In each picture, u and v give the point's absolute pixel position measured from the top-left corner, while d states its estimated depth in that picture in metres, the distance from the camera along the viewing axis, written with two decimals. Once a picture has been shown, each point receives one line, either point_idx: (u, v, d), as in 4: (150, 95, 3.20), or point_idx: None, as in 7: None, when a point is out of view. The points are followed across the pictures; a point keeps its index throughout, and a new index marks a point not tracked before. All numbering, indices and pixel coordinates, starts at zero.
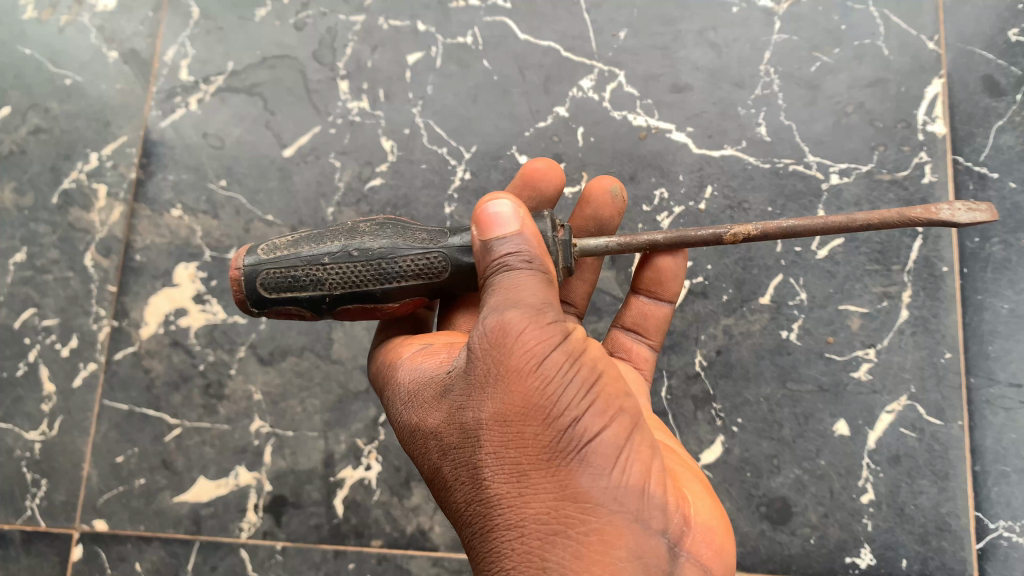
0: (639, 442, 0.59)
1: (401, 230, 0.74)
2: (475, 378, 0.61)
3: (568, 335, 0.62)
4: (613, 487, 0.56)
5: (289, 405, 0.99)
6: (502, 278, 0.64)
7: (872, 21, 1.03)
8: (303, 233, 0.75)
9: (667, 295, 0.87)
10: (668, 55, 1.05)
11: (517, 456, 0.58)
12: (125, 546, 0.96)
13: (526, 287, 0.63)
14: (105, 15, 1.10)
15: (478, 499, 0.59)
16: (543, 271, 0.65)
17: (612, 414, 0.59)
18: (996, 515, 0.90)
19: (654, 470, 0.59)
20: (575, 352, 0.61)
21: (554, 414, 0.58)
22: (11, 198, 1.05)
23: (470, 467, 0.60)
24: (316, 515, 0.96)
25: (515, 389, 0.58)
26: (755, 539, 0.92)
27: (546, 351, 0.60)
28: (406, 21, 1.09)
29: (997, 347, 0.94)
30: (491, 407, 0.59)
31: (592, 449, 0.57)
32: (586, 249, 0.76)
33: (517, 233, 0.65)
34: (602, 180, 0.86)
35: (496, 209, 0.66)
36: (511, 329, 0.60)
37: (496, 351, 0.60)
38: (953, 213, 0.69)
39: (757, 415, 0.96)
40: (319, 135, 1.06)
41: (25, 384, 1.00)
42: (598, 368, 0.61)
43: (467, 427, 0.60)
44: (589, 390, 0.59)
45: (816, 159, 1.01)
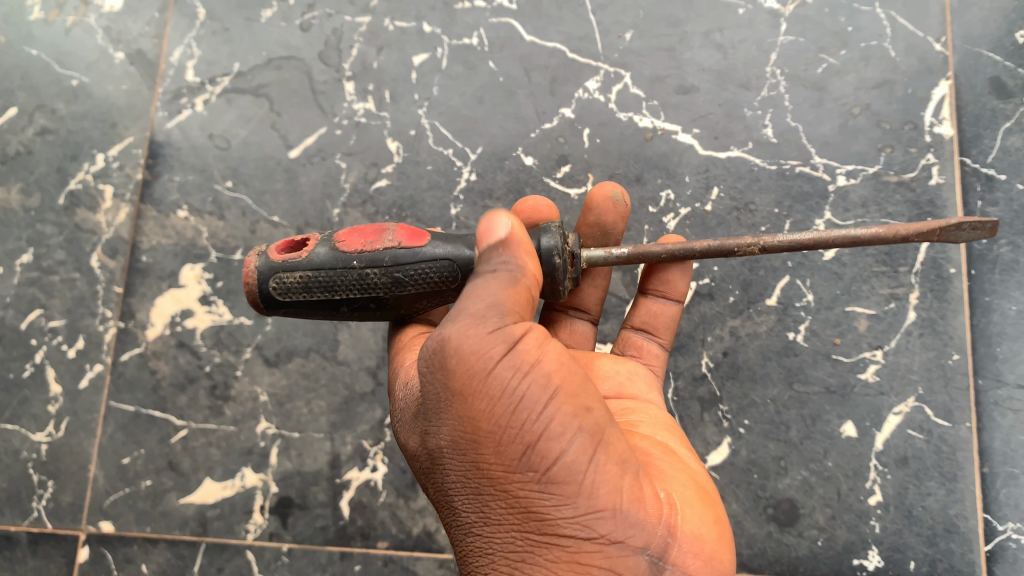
0: (605, 459, 0.57)
1: (412, 275, 0.70)
2: (433, 405, 0.61)
3: (517, 347, 0.59)
4: (579, 514, 0.56)
5: (296, 407, 0.98)
6: (473, 287, 0.64)
7: (878, 23, 1.03)
8: (308, 266, 0.70)
9: (677, 294, 0.87)
10: (674, 56, 1.05)
11: (482, 485, 0.59)
12: (131, 548, 0.96)
13: (481, 301, 0.61)
14: (111, 16, 1.10)
15: (457, 524, 0.62)
16: (513, 277, 0.64)
17: (571, 435, 0.56)
18: (1005, 517, 0.90)
19: (626, 485, 0.57)
20: (524, 367, 0.58)
21: (508, 442, 0.57)
22: (18, 199, 1.05)
23: (445, 493, 0.62)
24: (323, 517, 0.96)
25: (469, 421, 0.58)
26: (762, 541, 0.92)
27: (494, 373, 0.58)
28: (412, 22, 1.08)
29: (1005, 348, 0.94)
30: (449, 438, 0.60)
31: (551, 477, 0.56)
32: (591, 261, 0.76)
33: (506, 249, 0.65)
34: (603, 187, 0.86)
35: (494, 221, 0.66)
36: (459, 358, 0.59)
37: (446, 378, 0.59)
38: (956, 233, 0.72)
39: (764, 417, 0.96)
40: (325, 135, 1.06)
41: (31, 385, 1.00)
42: (553, 382, 0.58)
43: (434, 455, 0.62)
44: (542, 411, 0.57)
45: (823, 160, 1.01)
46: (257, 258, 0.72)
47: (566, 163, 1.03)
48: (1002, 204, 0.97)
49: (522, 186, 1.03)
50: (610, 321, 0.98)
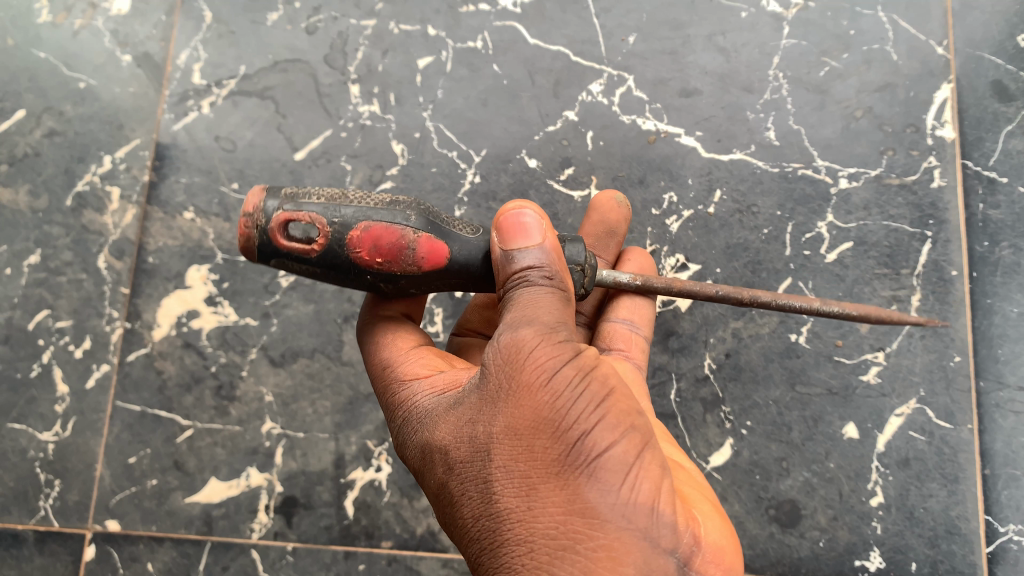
0: (650, 458, 0.60)
1: (420, 286, 0.70)
2: (488, 392, 0.62)
3: (581, 351, 0.64)
4: (622, 502, 0.56)
5: (300, 407, 0.99)
6: (523, 292, 0.66)
7: (881, 26, 1.04)
8: (313, 266, 0.67)
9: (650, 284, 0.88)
10: (677, 59, 1.06)
11: (527, 470, 0.58)
12: (137, 547, 0.97)
13: (544, 306, 0.65)
14: (118, 19, 1.11)
15: (488, 514, 0.59)
16: (563, 290, 0.68)
17: (624, 429, 0.60)
18: (1006, 518, 0.91)
19: (663, 488, 0.59)
20: (585, 368, 0.62)
21: (566, 427, 0.59)
22: (26, 201, 1.06)
23: (479, 481, 0.60)
24: (327, 516, 0.96)
25: (526, 404, 0.60)
26: (764, 542, 0.93)
27: (559, 367, 0.61)
28: (417, 25, 1.09)
29: (1007, 350, 0.94)
30: (502, 421, 0.60)
31: (602, 463, 0.57)
32: (602, 282, 0.78)
33: (539, 247, 0.67)
34: (606, 192, 0.92)
35: (524, 218, 0.67)
36: (526, 347, 0.62)
37: (512, 368, 0.61)
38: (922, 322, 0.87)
39: (766, 418, 0.96)
40: (330, 138, 1.07)
41: (39, 385, 1.01)
42: (610, 384, 0.62)
43: (477, 441, 0.61)
44: (599, 404, 0.60)
45: (825, 163, 1.01)
46: (258, 238, 0.65)
47: (570, 166, 1.04)
48: (1004, 207, 0.97)
49: (526, 188, 1.03)
50: None
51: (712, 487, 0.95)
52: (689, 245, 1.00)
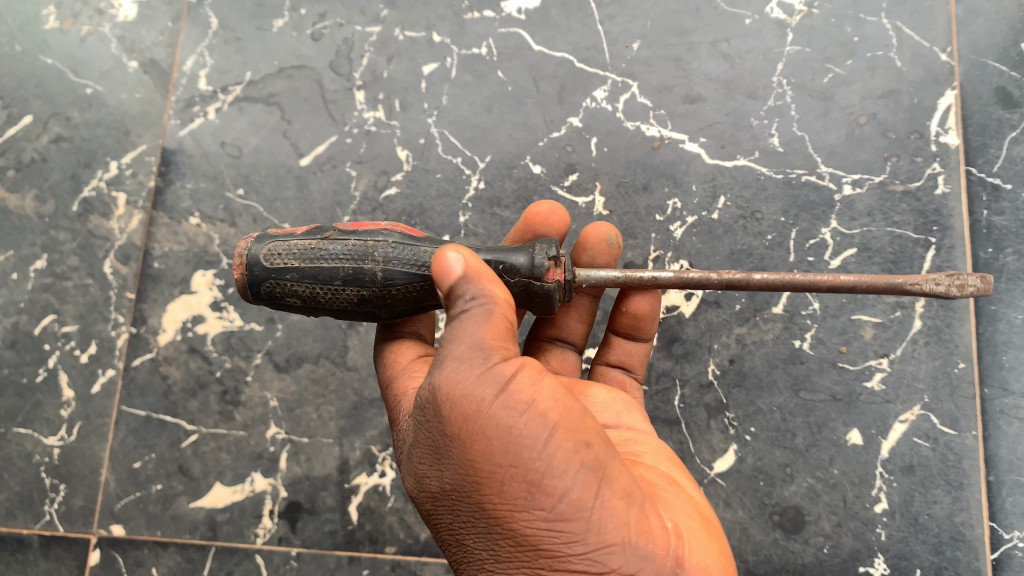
0: (610, 494, 0.59)
1: None
2: (433, 448, 0.63)
3: (511, 387, 0.61)
4: (589, 549, 0.57)
5: (305, 412, 0.99)
6: (457, 327, 0.65)
7: (885, 33, 1.04)
8: None
9: (646, 333, 0.90)
10: (681, 66, 1.06)
11: (488, 525, 0.60)
12: (142, 551, 0.97)
13: (471, 340, 0.63)
14: (125, 25, 1.11)
15: (468, 563, 0.62)
16: (486, 305, 0.65)
17: (574, 473, 0.58)
18: (1011, 525, 0.90)
19: (632, 519, 0.59)
20: (522, 406, 0.60)
21: (513, 481, 0.58)
22: (32, 206, 1.07)
23: (453, 533, 0.63)
24: (331, 522, 0.96)
25: (472, 463, 0.60)
26: (768, 548, 0.93)
27: (492, 414, 0.59)
28: (422, 32, 1.10)
29: (1012, 357, 0.94)
30: (453, 479, 0.61)
31: (559, 513, 0.58)
32: (586, 281, 0.78)
33: (462, 277, 0.66)
34: (598, 228, 0.88)
35: (444, 257, 0.67)
36: (458, 400, 0.61)
37: (446, 423, 0.61)
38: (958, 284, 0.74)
39: (770, 424, 0.96)
40: (335, 144, 1.07)
41: (45, 390, 1.01)
42: (553, 420, 0.60)
43: (437, 497, 0.63)
44: (542, 450, 0.59)
45: (829, 170, 1.01)
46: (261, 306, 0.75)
47: (574, 172, 1.04)
48: (1009, 214, 0.97)
49: (530, 195, 1.04)
50: None
51: (716, 494, 0.95)
52: (693, 251, 1.00)
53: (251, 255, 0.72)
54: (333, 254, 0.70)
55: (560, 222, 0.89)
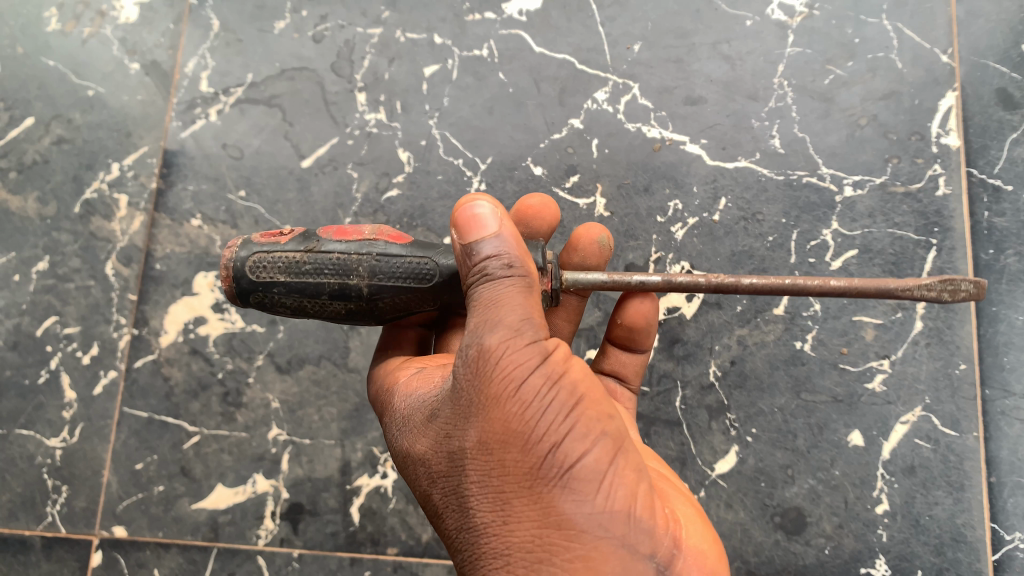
0: (624, 464, 0.60)
1: None
2: (458, 405, 0.62)
3: (547, 353, 0.62)
4: (598, 513, 0.56)
5: (307, 413, 0.99)
6: (486, 290, 0.64)
7: (886, 35, 1.04)
8: None
9: (642, 346, 0.89)
10: (682, 67, 1.06)
11: (500, 485, 0.58)
12: (144, 552, 0.97)
13: (505, 302, 0.63)
14: (127, 27, 1.12)
15: (466, 527, 0.60)
16: (523, 274, 0.65)
17: (596, 437, 0.59)
18: (1012, 526, 0.90)
19: (640, 492, 0.59)
20: (552, 371, 0.61)
21: (537, 439, 0.58)
22: (34, 208, 1.07)
23: (457, 494, 0.61)
24: (333, 523, 0.97)
25: (495, 417, 0.59)
26: (769, 549, 0.93)
27: (524, 373, 0.60)
28: (423, 34, 1.10)
29: (1013, 358, 0.94)
30: (474, 435, 0.60)
31: (576, 474, 0.57)
32: (575, 284, 0.77)
33: (496, 236, 0.65)
34: (590, 229, 0.88)
35: (477, 210, 0.66)
36: (488, 354, 0.60)
37: (476, 377, 0.61)
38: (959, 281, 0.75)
39: (771, 425, 0.96)
40: (337, 145, 1.07)
41: (47, 391, 1.02)
42: (579, 389, 0.61)
43: (453, 455, 0.61)
44: (569, 413, 0.59)
45: (830, 171, 1.02)
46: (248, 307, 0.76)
47: (575, 174, 1.04)
48: (1010, 215, 0.97)
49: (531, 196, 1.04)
50: None
51: (718, 495, 0.95)
52: (694, 253, 1.00)
53: (236, 268, 0.71)
54: (318, 269, 0.71)
55: (553, 217, 0.89)
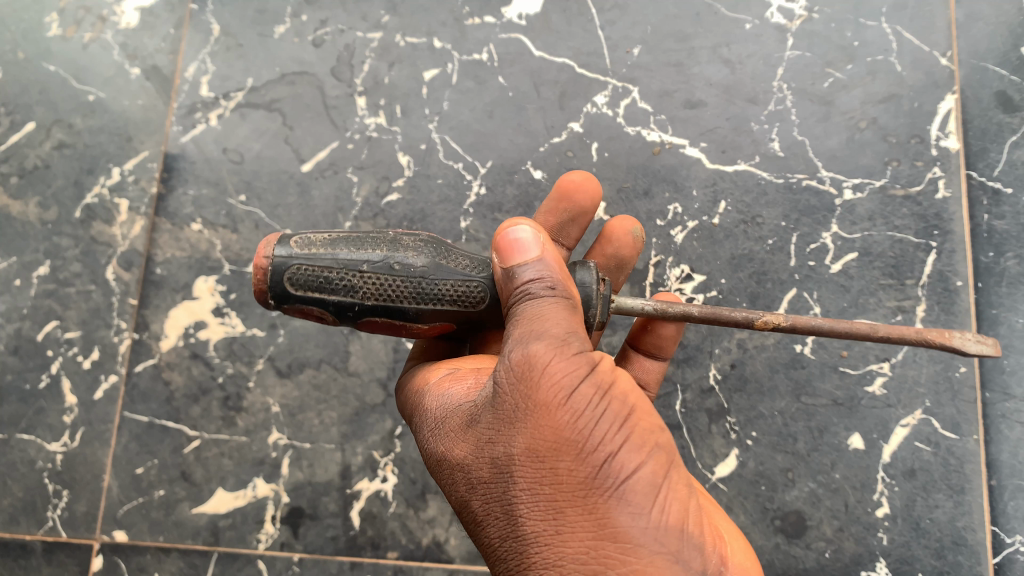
0: (676, 478, 0.61)
1: (445, 250, 0.73)
2: (505, 413, 0.62)
3: (597, 368, 0.63)
4: (652, 526, 0.57)
5: (307, 418, 0.99)
6: (528, 306, 0.66)
7: (885, 38, 1.04)
8: (341, 232, 0.73)
9: (666, 355, 0.91)
10: (682, 71, 1.06)
11: (552, 494, 0.58)
12: (145, 557, 0.97)
13: (553, 317, 0.65)
14: (128, 32, 1.12)
15: (514, 536, 0.59)
16: (569, 297, 0.67)
17: (649, 450, 0.60)
18: (1013, 529, 0.90)
19: (691, 507, 0.60)
20: (603, 383, 0.62)
21: (590, 450, 0.59)
22: (36, 213, 1.07)
23: (504, 502, 0.60)
24: (333, 527, 0.97)
25: (547, 425, 0.59)
26: (769, 553, 0.93)
27: (577, 386, 0.61)
28: (423, 38, 1.10)
29: (1013, 360, 0.94)
30: (524, 442, 0.60)
31: (631, 485, 0.58)
32: (623, 308, 0.77)
33: (538, 260, 0.68)
34: (624, 222, 0.92)
35: (521, 234, 0.69)
36: (538, 363, 0.61)
37: (527, 386, 0.61)
38: (964, 340, 0.74)
39: (771, 429, 0.96)
40: (337, 150, 1.08)
41: (47, 396, 1.02)
42: (630, 402, 0.63)
43: (499, 461, 0.61)
44: (622, 426, 0.60)
45: (829, 174, 1.02)
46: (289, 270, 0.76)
47: None
48: (1009, 217, 0.97)
49: (531, 200, 1.04)
50: (618, 333, 1.00)
51: (718, 498, 0.95)
52: (694, 256, 1.00)
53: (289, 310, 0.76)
54: None
55: (595, 192, 0.91)
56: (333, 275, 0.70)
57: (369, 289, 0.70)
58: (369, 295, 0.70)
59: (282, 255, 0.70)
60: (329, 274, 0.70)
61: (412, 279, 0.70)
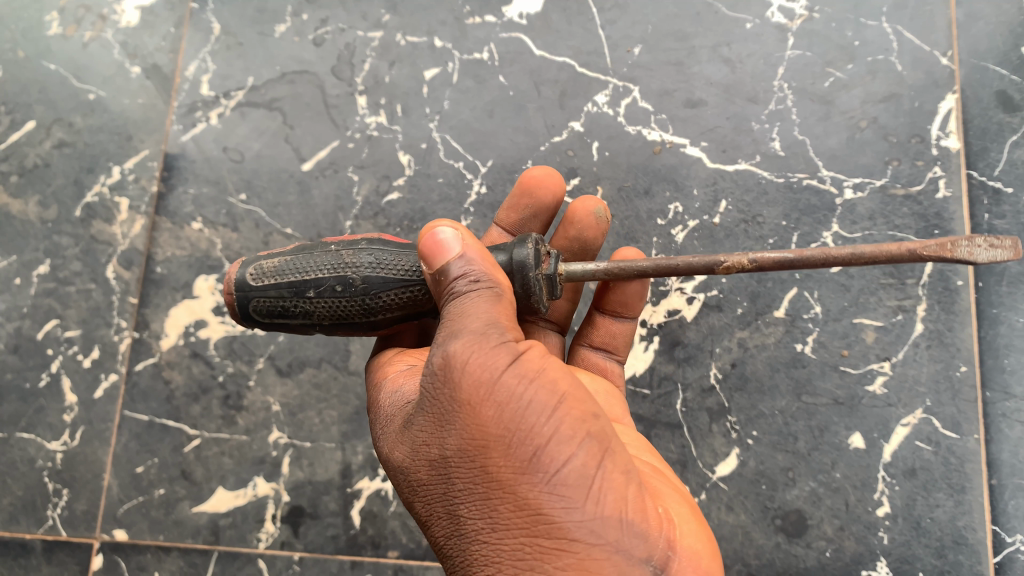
0: (612, 466, 0.59)
1: (383, 258, 0.72)
2: (437, 414, 0.62)
3: (521, 358, 0.62)
4: (587, 518, 0.56)
5: (307, 417, 0.99)
6: (455, 306, 0.65)
7: (886, 37, 1.04)
8: (287, 254, 0.74)
9: (633, 314, 0.91)
10: (682, 70, 1.06)
11: (485, 492, 0.59)
12: (145, 556, 0.97)
13: (477, 313, 0.64)
14: (128, 31, 1.12)
15: (455, 535, 0.60)
16: (492, 287, 0.66)
17: (581, 440, 0.59)
18: (1013, 528, 0.90)
19: (630, 494, 0.59)
20: (531, 374, 0.61)
21: (518, 444, 0.58)
22: (36, 211, 1.07)
23: (443, 503, 0.61)
24: (333, 526, 0.96)
25: (475, 424, 0.59)
26: (769, 552, 0.93)
27: (503, 380, 0.60)
28: (423, 37, 1.10)
29: (1014, 360, 0.94)
30: (455, 443, 0.60)
31: (562, 478, 0.57)
32: (572, 275, 0.75)
33: (461, 256, 0.66)
34: (586, 203, 0.89)
35: (440, 234, 0.67)
36: (465, 362, 0.61)
37: (455, 387, 0.61)
38: (971, 250, 0.63)
39: (771, 428, 0.96)
40: (338, 149, 1.08)
41: (47, 394, 1.02)
42: (562, 391, 0.62)
43: (435, 462, 0.61)
44: (551, 415, 0.59)
45: (830, 174, 1.02)
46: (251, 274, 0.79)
47: (575, 176, 1.04)
48: (1010, 217, 0.97)
49: None
50: None
51: (719, 497, 0.95)
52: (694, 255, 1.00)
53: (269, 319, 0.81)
54: None
55: (557, 187, 0.90)
56: (288, 304, 0.73)
57: (321, 311, 0.73)
58: (324, 316, 0.73)
59: (242, 291, 0.74)
60: (283, 303, 0.73)
61: (357, 297, 0.72)
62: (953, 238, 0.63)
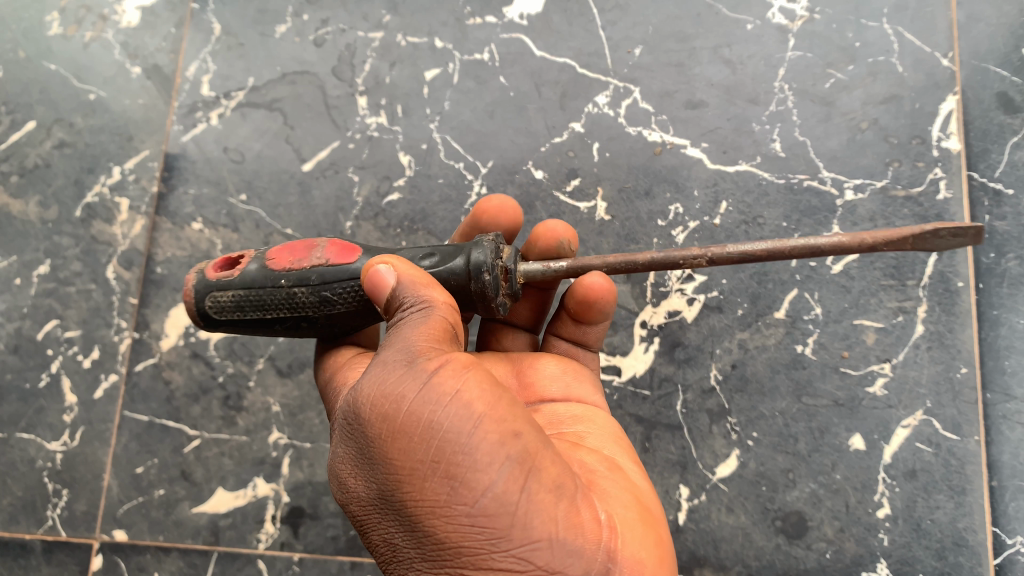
0: (536, 486, 0.58)
1: (336, 296, 0.72)
2: (365, 447, 0.62)
3: (439, 382, 0.61)
4: (511, 545, 0.56)
5: (307, 417, 0.99)
6: (387, 338, 0.66)
7: (887, 39, 1.04)
8: (237, 291, 0.73)
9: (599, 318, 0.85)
10: (683, 72, 1.06)
11: (413, 524, 0.59)
12: (145, 556, 0.97)
13: (403, 342, 0.65)
14: (128, 31, 1.12)
15: (395, 564, 0.61)
16: (424, 310, 0.67)
17: (500, 464, 0.57)
18: (1014, 530, 0.90)
19: (559, 513, 0.58)
20: (449, 398, 0.60)
21: (435, 476, 0.57)
22: (36, 212, 1.07)
23: (380, 533, 0.62)
24: (333, 527, 0.96)
25: (396, 459, 0.59)
26: (770, 553, 0.93)
27: (420, 411, 0.59)
28: (424, 38, 1.10)
29: (1014, 362, 0.94)
30: (382, 478, 0.60)
31: (483, 507, 0.56)
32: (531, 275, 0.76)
33: (397, 286, 0.68)
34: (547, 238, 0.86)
35: (377, 271, 0.69)
36: (386, 396, 0.61)
37: (377, 421, 0.61)
38: (932, 239, 0.63)
39: (772, 430, 0.96)
40: (339, 150, 1.08)
41: (47, 395, 1.02)
42: (480, 412, 0.59)
43: (368, 496, 0.62)
44: (466, 441, 0.58)
45: (831, 175, 1.02)
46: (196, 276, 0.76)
47: (575, 177, 1.04)
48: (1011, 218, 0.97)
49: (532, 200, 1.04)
50: (619, 334, 1.00)
51: (719, 498, 0.95)
52: None
53: None
54: None
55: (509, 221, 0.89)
56: (257, 330, 0.77)
57: (295, 334, 0.77)
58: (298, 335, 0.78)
59: (203, 319, 0.76)
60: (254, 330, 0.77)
61: (325, 326, 0.75)
62: (909, 230, 0.63)
